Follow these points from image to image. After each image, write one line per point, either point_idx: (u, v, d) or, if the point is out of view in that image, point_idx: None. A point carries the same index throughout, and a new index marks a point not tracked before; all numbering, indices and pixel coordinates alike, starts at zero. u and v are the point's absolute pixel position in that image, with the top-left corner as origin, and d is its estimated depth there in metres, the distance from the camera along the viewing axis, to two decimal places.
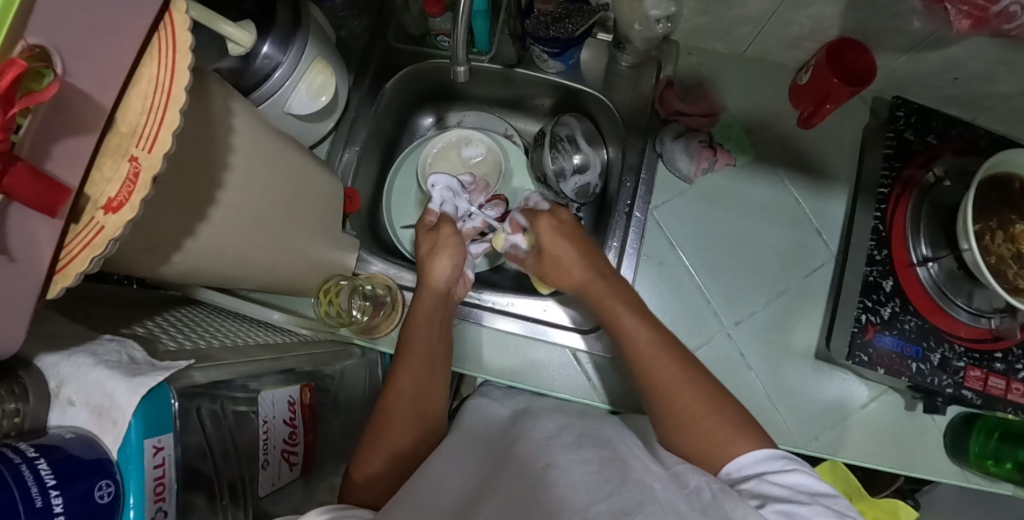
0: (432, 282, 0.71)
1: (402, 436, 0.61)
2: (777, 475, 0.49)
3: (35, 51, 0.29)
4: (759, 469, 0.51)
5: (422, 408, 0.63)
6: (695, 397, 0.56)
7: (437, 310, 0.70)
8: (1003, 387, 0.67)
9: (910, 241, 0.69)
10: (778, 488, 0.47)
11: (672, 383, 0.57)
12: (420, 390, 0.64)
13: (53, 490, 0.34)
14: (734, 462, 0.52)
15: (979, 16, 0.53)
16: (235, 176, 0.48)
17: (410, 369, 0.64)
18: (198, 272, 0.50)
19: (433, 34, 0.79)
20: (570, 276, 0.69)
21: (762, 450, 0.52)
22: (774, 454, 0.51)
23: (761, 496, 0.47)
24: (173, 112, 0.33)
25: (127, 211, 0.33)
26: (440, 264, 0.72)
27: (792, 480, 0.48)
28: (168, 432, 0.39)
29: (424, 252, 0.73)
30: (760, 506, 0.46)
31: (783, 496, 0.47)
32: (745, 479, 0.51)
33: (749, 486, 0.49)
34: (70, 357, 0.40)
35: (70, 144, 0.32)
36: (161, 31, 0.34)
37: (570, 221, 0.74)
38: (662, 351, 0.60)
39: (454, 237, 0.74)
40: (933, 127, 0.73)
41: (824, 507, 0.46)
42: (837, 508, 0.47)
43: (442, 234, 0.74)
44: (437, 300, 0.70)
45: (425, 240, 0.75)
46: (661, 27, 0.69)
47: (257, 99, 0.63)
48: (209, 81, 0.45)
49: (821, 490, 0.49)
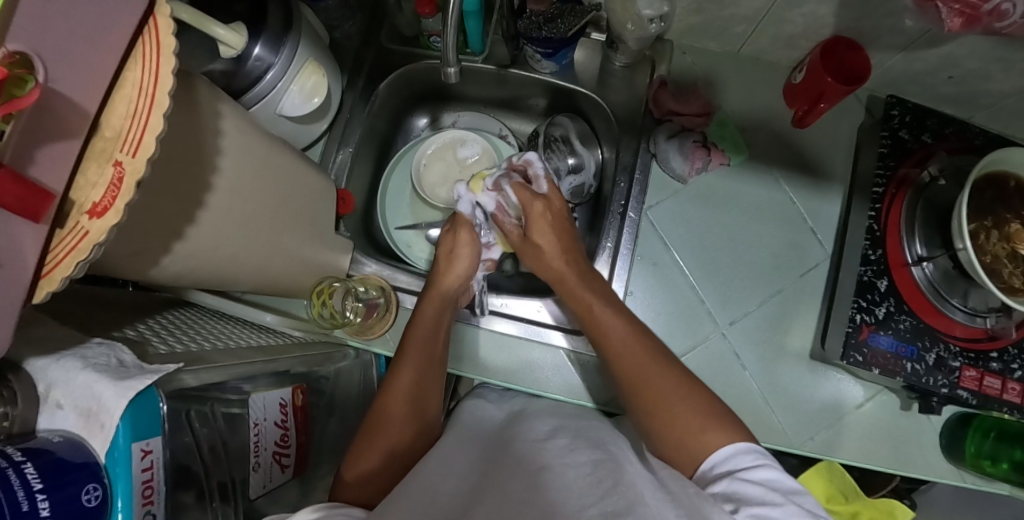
0: (445, 284, 0.72)
1: (396, 435, 0.61)
2: (749, 472, 0.49)
3: (16, 58, 0.30)
4: (732, 465, 0.51)
5: (417, 408, 0.64)
6: (675, 394, 0.56)
7: (444, 312, 0.71)
8: (998, 386, 0.67)
9: (904, 241, 0.69)
10: (751, 486, 0.47)
11: (653, 381, 0.57)
12: (417, 390, 0.64)
13: (40, 494, 0.34)
14: (710, 460, 0.52)
15: (971, 14, 0.52)
16: (224, 179, 0.48)
17: (407, 369, 0.64)
18: (188, 275, 0.51)
19: (426, 35, 0.79)
20: (550, 263, 0.71)
21: (733, 445, 0.52)
22: (745, 449, 0.51)
23: (735, 497, 0.47)
24: (157, 116, 0.34)
25: (111, 215, 0.33)
26: (455, 270, 0.73)
27: (763, 477, 0.48)
28: (157, 436, 0.39)
29: (442, 254, 0.75)
30: (734, 510, 0.46)
31: (757, 496, 0.46)
32: (718, 476, 0.51)
33: (722, 486, 0.49)
34: (57, 361, 0.41)
35: (54, 150, 0.32)
36: (146, 36, 0.34)
37: (559, 212, 0.74)
38: (638, 344, 0.60)
39: (472, 242, 0.76)
40: (928, 126, 0.72)
41: (797, 506, 0.46)
42: (807, 507, 0.47)
43: (460, 238, 0.75)
44: (445, 301, 0.71)
45: (444, 243, 0.76)
46: (654, 26, 0.68)
47: (248, 101, 0.63)
48: (197, 84, 0.45)
49: (791, 486, 0.49)
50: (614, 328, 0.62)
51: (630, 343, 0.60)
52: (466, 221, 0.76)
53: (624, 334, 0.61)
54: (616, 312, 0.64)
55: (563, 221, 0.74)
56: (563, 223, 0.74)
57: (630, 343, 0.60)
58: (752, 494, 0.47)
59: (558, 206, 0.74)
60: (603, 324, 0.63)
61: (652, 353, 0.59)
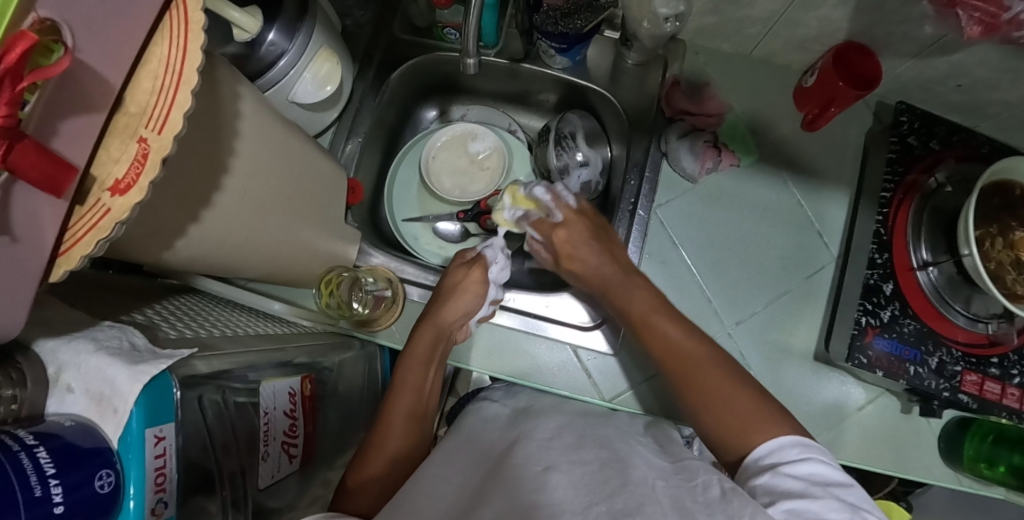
0: (462, 299, 0.69)
1: (402, 441, 0.62)
2: (792, 466, 0.48)
3: (45, 24, 0.28)
4: (775, 459, 0.49)
5: (416, 418, 0.64)
6: (705, 383, 0.56)
7: (438, 348, 0.67)
8: (998, 391, 0.68)
9: (910, 246, 0.70)
10: (791, 480, 0.46)
11: (688, 379, 0.57)
12: (419, 394, 0.65)
13: (53, 479, 0.33)
14: (753, 452, 0.51)
15: (991, 22, 0.54)
16: (241, 162, 0.47)
17: (405, 391, 0.64)
18: (199, 259, 0.49)
19: (440, 26, 0.78)
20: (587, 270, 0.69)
21: (778, 438, 0.51)
22: (789, 443, 0.50)
23: (773, 490, 0.46)
24: (184, 92, 0.32)
25: (135, 193, 0.32)
26: (459, 305, 0.68)
27: (806, 470, 0.47)
28: (169, 422, 0.39)
29: (447, 285, 0.70)
30: (769, 504, 0.46)
31: (796, 490, 0.45)
32: (761, 469, 0.50)
33: (763, 478, 0.48)
34: (70, 342, 0.39)
35: (76, 124, 0.31)
36: (174, 9, 0.33)
37: (590, 224, 0.71)
38: (690, 345, 0.59)
39: (482, 284, 0.70)
40: (936, 133, 0.73)
41: (839, 500, 0.45)
42: (851, 501, 0.45)
43: (471, 275, 0.70)
44: (440, 335, 0.68)
45: (455, 274, 0.71)
46: (670, 25, 0.69)
47: (263, 85, 0.62)
48: (218, 65, 0.44)
49: (838, 479, 0.47)
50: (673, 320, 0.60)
51: (665, 337, 0.60)
52: (483, 262, 0.71)
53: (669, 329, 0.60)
54: (663, 317, 0.62)
55: (597, 227, 0.71)
56: (600, 230, 0.71)
57: (674, 348, 0.59)
58: (789, 488, 0.46)
59: (585, 222, 0.70)
60: (653, 322, 0.61)
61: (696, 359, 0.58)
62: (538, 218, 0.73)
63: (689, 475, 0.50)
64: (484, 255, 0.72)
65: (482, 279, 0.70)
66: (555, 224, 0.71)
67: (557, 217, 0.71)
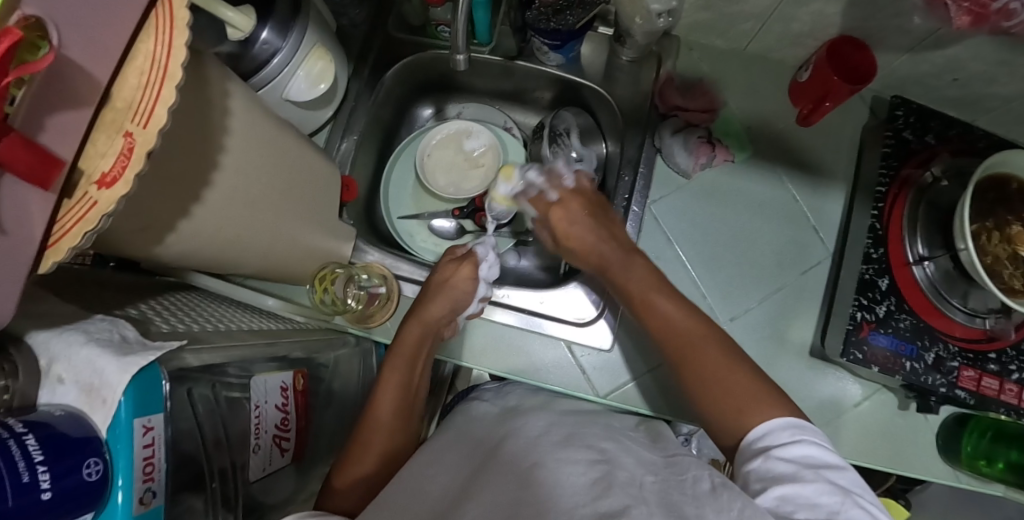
0: (454, 291, 0.69)
1: (389, 438, 0.63)
2: (784, 449, 0.47)
3: (30, 21, 0.30)
4: (769, 443, 0.49)
5: (402, 419, 0.64)
6: (696, 379, 0.56)
7: (425, 344, 0.68)
8: (996, 387, 0.67)
9: (906, 241, 0.69)
10: (782, 464, 0.46)
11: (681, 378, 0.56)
12: (404, 393, 0.65)
13: (41, 466, 0.34)
14: (752, 431, 0.51)
15: (980, 13, 0.53)
16: (231, 157, 0.48)
17: (390, 392, 0.64)
18: (192, 254, 0.50)
19: (434, 24, 0.79)
20: (582, 241, 0.68)
21: (771, 421, 0.50)
22: (782, 426, 0.49)
23: (766, 475, 0.46)
24: (169, 89, 0.33)
25: (120, 186, 0.32)
26: (445, 301, 0.68)
27: (799, 453, 0.46)
28: (158, 413, 0.39)
29: (435, 282, 0.70)
30: (761, 490, 0.45)
31: (787, 474, 0.45)
32: (757, 453, 0.49)
33: (755, 464, 0.48)
34: (60, 335, 0.40)
35: (65, 118, 0.32)
36: (159, 7, 0.33)
37: (585, 201, 0.70)
38: (684, 344, 0.58)
39: (469, 280, 0.71)
40: (931, 127, 0.72)
41: (829, 483, 0.44)
42: (840, 483, 0.44)
43: (459, 272, 0.70)
44: (427, 332, 0.68)
45: (443, 270, 0.71)
46: (662, 21, 0.69)
47: (256, 84, 0.63)
48: (208, 63, 0.45)
49: (831, 462, 0.46)
50: (671, 317, 0.60)
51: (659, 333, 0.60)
52: (472, 258, 0.72)
53: (662, 325, 0.60)
54: (657, 314, 0.61)
55: (592, 204, 0.71)
56: (595, 207, 0.70)
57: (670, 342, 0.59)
58: (781, 471, 0.45)
59: (579, 199, 0.70)
60: (647, 314, 0.61)
61: (695, 353, 0.57)
62: (533, 196, 0.73)
63: (679, 469, 0.51)
64: (474, 252, 0.73)
65: (471, 274, 0.71)
66: (551, 202, 0.71)
67: (552, 196, 0.71)
